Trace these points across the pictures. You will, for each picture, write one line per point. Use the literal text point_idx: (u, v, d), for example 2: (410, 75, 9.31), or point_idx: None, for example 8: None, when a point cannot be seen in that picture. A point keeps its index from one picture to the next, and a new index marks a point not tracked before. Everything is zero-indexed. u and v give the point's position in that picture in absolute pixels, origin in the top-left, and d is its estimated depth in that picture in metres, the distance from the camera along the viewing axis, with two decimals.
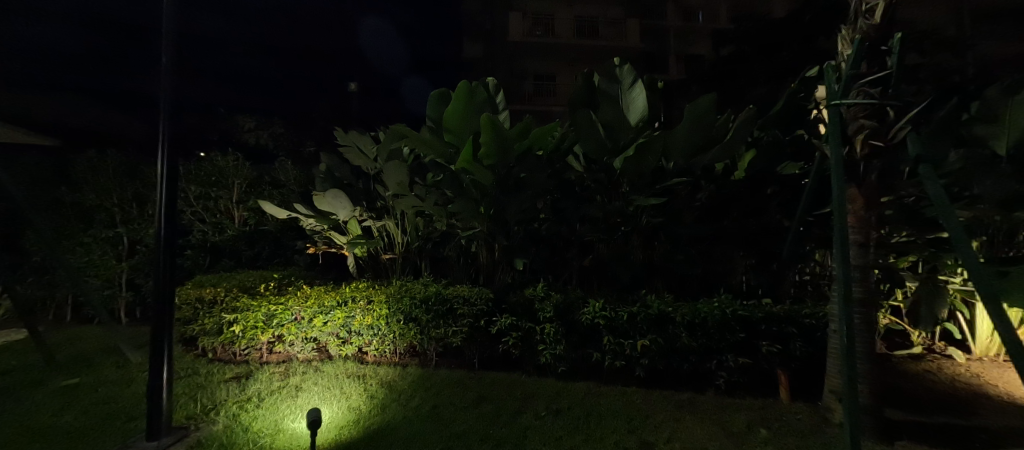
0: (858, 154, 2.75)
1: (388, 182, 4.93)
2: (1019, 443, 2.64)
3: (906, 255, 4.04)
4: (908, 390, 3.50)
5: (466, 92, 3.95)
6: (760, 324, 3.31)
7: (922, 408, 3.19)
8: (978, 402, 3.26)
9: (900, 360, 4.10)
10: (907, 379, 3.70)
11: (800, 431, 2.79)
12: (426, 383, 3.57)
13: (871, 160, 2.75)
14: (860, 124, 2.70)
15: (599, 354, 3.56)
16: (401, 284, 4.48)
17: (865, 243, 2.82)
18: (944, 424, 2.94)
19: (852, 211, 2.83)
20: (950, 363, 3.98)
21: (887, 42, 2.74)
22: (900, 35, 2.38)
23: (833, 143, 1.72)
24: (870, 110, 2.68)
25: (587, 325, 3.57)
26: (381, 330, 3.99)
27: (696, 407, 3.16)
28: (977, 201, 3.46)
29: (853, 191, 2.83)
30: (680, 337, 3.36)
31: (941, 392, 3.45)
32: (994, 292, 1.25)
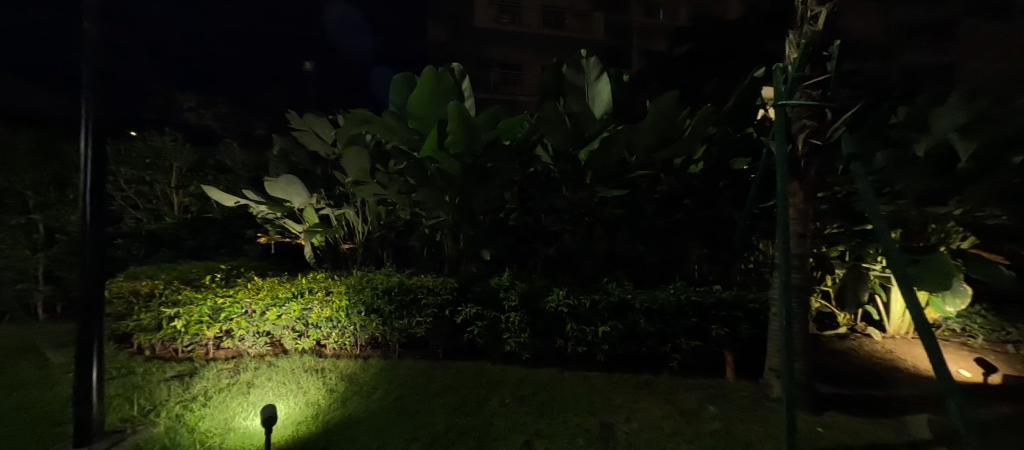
0: (799, 152, 3.00)
1: (348, 169, 4.75)
2: (922, 408, 3.04)
3: (835, 245, 4.41)
4: (836, 366, 3.90)
5: (431, 78, 3.86)
6: (712, 309, 3.54)
7: (847, 382, 3.57)
8: (891, 375, 3.70)
9: (829, 340, 4.54)
10: (835, 356, 4.12)
11: (744, 406, 3.04)
12: (389, 374, 3.51)
13: (810, 157, 3.00)
14: (802, 123, 2.92)
15: (563, 341, 3.65)
16: (363, 275, 4.36)
17: (804, 234, 3.09)
18: (863, 395, 3.31)
19: (793, 205, 3.10)
20: (870, 341, 4.45)
21: (828, 48, 2.97)
22: (839, 42, 2.60)
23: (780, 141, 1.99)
24: (812, 111, 2.89)
25: (552, 313, 3.65)
26: (341, 322, 3.86)
27: (653, 388, 3.34)
28: (900, 197, 3.83)
29: (795, 186, 3.07)
30: (639, 323, 3.54)
31: (862, 367, 3.88)
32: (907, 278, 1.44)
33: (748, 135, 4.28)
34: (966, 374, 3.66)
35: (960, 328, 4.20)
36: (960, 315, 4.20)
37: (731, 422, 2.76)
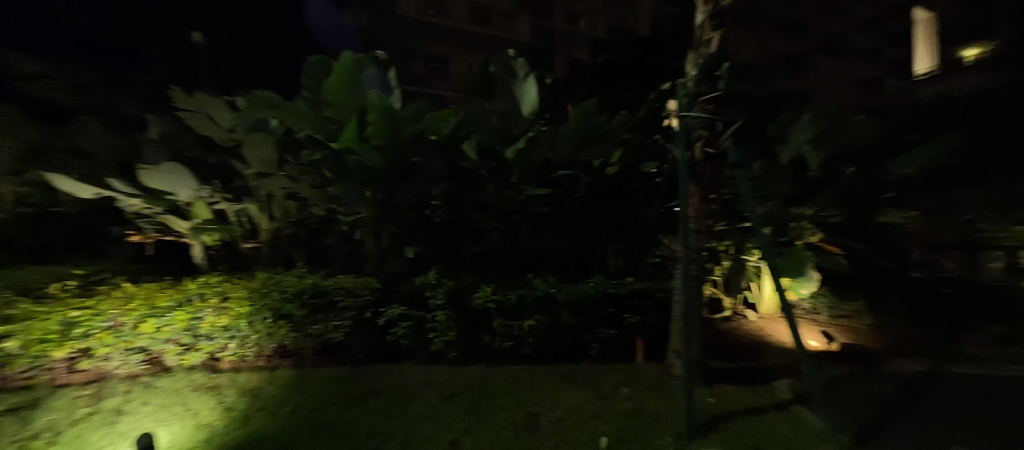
0: (697, 158, 3.40)
1: (250, 159, 4.32)
2: (783, 375, 3.70)
3: (723, 240, 5.00)
4: (722, 343, 4.53)
5: (350, 64, 3.64)
6: (626, 299, 3.86)
7: (730, 357, 4.17)
8: (762, 348, 4.41)
9: (717, 322, 5.21)
10: (721, 335, 4.77)
11: (652, 385, 3.38)
12: (300, 386, 3.19)
13: (706, 164, 3.45)
14: (699, 133, 3.33)
15: (490, 337, 3.68)
16: (268, 278, 3.90)
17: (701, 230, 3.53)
18: (743, 367, 3.91)
19: (692, 204, 3.51)
20: (747, 322, 5.22)
21: (719, 69, 3.41)
22: (728, 65, 3.01)
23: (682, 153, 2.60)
24: (707, 123, 3.31)
25: (480, 310, 3.65)
26: (241, 332, 3.41)
27: (574, 376, 3.54)
28: (770, 198, 4.54)
29: (693, 188, 3.48)
30: (562, 316, 3.71)
31: (741, 343, 4.56)
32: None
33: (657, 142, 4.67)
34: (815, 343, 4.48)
35: (810, 307, 5.09)
36: (811, 296, 5.13)
37: (641, 401, 3.05)
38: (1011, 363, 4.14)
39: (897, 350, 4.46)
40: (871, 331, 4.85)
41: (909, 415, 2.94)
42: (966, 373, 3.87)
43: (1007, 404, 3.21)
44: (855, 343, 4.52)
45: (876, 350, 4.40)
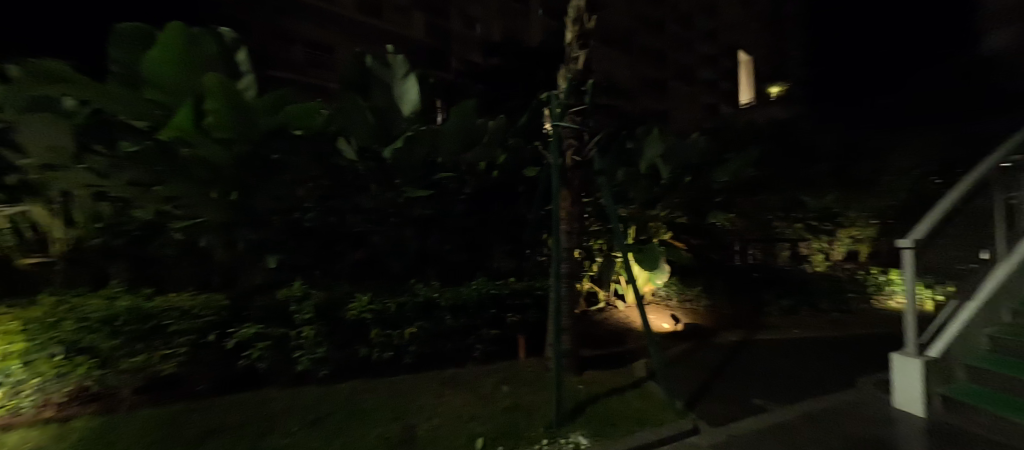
0: (567, 165, 3.68)
1: (31, 147, 3.51)
2: (637, 357, 4.30)
3: (597, 237, 5.40)
4: (593, 331, 5.06)
5: (181, 38, 3.03)
6: (507, 299, 4.03)
7: (598, 346, 4.69)
8: (626, 335, 5.03)
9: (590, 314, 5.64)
10: (593, 324, 5.28)
11: (529, 380, 3.59)
12: (109, 434, 2.48)
13: (576, 170, 3.73)
14: (569, 142, 3.60)
15: (366, 349, 3.43)
16: (60, 304, 3.03)
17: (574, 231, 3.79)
18: (608, 354, 4.42)
19: (564, 207, 3.76)
20: (615, 311, 5.79)
21: (584, 84, 3.70)
22: (591, 82, 3.29)
23: (553, 158, 3.04)
24: (575, 133, 3.58)
25: (355, 321, 3.39)
26: (10, 377, 2.56)
27: (456, 380, 3.52)
28: (631, 201, 5.11)
29: (564, 191, 3.73)
30: (445, 320, 3.67)
31: (609, 331, 5.13)
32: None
33: (535, 148, 4.86)
34: (667, 326, 5.22)
35: (665, 294, 5.87)
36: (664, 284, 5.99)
37: (519, 398, 3.20)
38: (792, 329, 5.33)
39: (722, 325, 5.42)
40: (706, 310, 5.80)
41: (727, 381, 3.63)
42: (766, 339, 4.93)
43: (790, 362, 4.13)
44: (695, 322, 5.40)
45: (708, 326, 5.31)
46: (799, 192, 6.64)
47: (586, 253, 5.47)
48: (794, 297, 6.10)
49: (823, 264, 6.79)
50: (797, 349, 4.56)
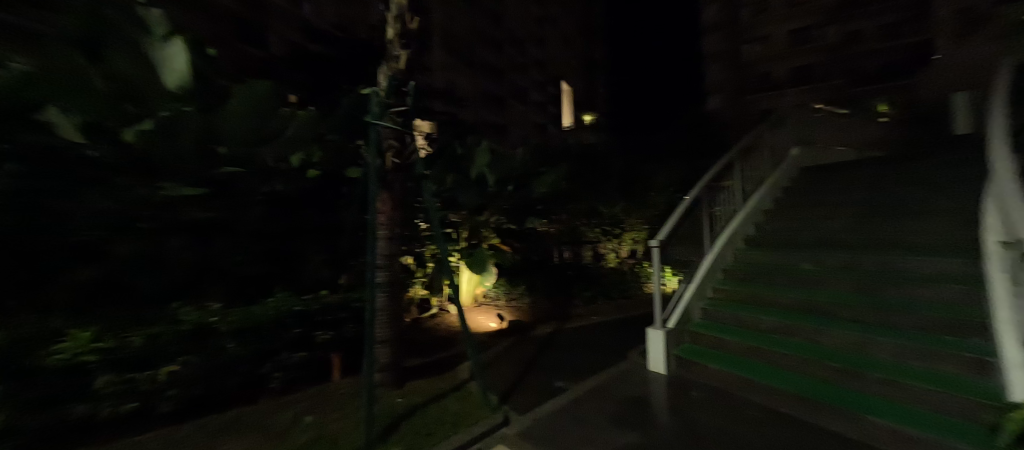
0: (387, 168, 3.49)
1: None
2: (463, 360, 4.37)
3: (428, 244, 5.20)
4: (417, 341, 5.06)
5: None
6: (316, 317, 3.70)
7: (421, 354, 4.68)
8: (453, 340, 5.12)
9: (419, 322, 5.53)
10: (420, 334, 5.23)
11: (337, 403, 3.29)
12: None
13: (396, 174, 3.54)
14: (388, 144, 3.41)
15: (90, 406, 2.63)
16: None
17: (391, 234, 3.49)
18: (434, 361, 4.37)
19: (383, 212, 3.48)
20: (447, 316, 5.78)
21: (407, 85, 3.54)
22: (413, 85, 3.17)
23: (372, 159, 2.91)
24: (395, 134, 3.41)
25: (68, 370, 2.54)
26: None
27: (241, 422, 3.00)
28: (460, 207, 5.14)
29: (385, 195, 3.47)
30: (226, 349, 3.15)
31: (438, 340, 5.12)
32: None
33: (357, 146, 4.16)
34: (493, 324, 5.87)
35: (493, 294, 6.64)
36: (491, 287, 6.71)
37: (323, 428, 2.88)
38: (591, 316, 6.57)
39: (541, 319, 6.32)
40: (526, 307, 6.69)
41: (537, 375, 4.01)
42: (570, 329, 5.79)
43: (587, 349, 4.91)
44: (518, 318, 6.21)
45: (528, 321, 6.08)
46: (597, 202, 7.84)
47: (416, 261, 5.20)
48: (594, 288, 7.22)
49: (614, 261, 8.10)
50: (592, 335, 5.47)
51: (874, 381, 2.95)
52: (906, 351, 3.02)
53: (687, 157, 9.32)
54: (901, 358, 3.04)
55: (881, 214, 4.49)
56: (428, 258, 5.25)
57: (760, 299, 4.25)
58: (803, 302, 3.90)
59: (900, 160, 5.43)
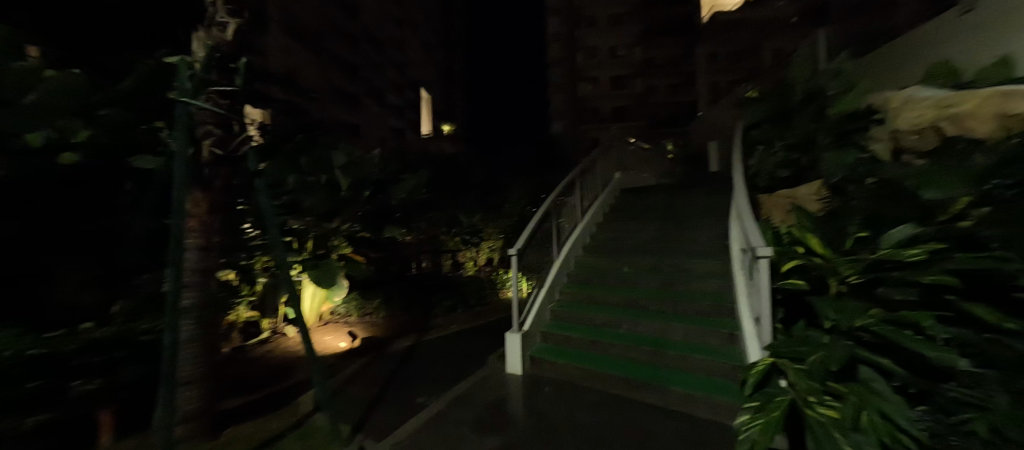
0: (202, 159, 2.60)
1: None
2: (304, 390, 3.83)
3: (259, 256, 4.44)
4: (242, 374, 4.16)
5: None
6: (72, 358, 2.41)
7: (247, 391, 3.86)
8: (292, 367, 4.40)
9: (247, 350, 4.62)
10: (247, 364, 4.34)
11: None
12: None
13: (217, 168, 2.65)
14: (207, 129, 2.60)
15: None
16: None
17: (208, 246, 2.62)
18: (264, 398, 3.69)
19: (194, 216, 2.54)
20: (284, 338, 5.04)
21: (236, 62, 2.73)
22: (243, 59, 2.51)
23: (180, 147, 2.27)
24: (218, 118, 2.64)
25: None
26: None
27: None
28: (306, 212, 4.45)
29: (198, 195, 2.54)
30: None
31: (270, 369, 4.34)
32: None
33: (153, 130, 3.05)
34: (343, 344, 5.30)
35: (344, 310, 6.02)
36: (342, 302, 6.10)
37: None
38: (450, 324, 6.55)
39: (398, 332, 5.99)
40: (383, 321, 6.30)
41: (394, 394, 3.81)
42: (430, 340, 5.68)
43: (447, 359, 4.86)
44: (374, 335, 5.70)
45: (384, 337, 5.70)
46: (457, 212, 7.95)
47: (242, 276, 4.40)
48: (453, 298, 7.23)
49: (473, 269, 8.37)
50: (451, 344, 5.49)
51: (676, 359, 3.67)
52: (696, 332, 3.85)
53: (535, 174, 10.26)
54: (688, 337, 3.90)
55: (674, 226, 5.70)
56: (258, 271, 4.52)
57: (594, 298, 4.90)
58: (625, 299, 4.65)
59: (682, 187, 7.05)
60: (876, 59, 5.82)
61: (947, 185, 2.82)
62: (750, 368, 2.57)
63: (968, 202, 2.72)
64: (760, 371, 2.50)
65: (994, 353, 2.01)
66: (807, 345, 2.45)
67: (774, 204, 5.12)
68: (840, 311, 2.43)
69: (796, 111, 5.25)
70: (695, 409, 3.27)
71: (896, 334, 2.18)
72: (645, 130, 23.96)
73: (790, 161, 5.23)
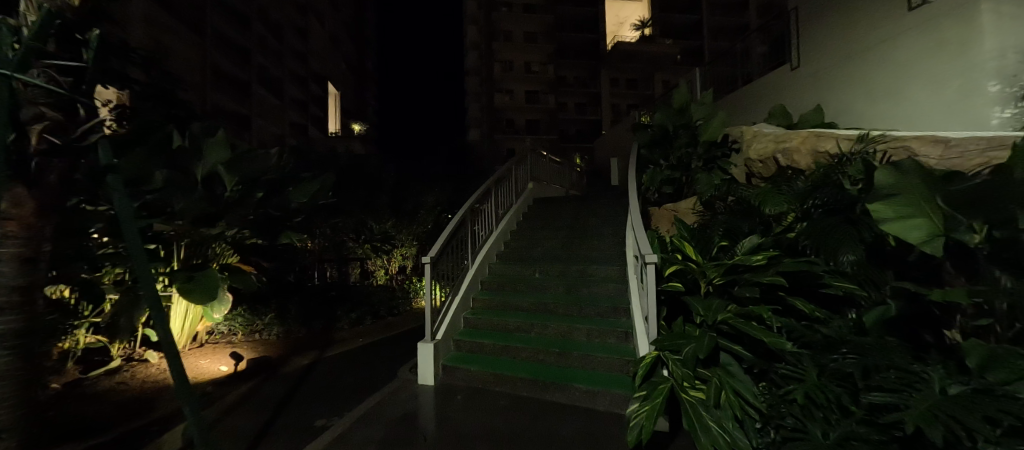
0: (28, 149, 1.68)
1: None
2: (175, 422, 3.28)
3: (112, 268, 3.65)
4: (83, 411, 3.34)
5: None
6: None
7: (90, 431, 3.08)
8: (153, 396, 3.74)
9: (91, 382, 3.80)
10: (91, 400, 3.53)
11: None
12: None
13: (56, 159, 1.78)
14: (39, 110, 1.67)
15: None
16: None
17: (34, 258, 1.67)
18: (118, 436, 3.03)
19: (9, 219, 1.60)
20: (144, 366, 4.25)
21: (85, 34, 2.06)
22: (97, 32, 1.76)
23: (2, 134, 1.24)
24: (56, 96, 1.76)
25: None
26: None
27: None
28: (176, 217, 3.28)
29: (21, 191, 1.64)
30: None
31: (124, 402, 3.57)
32: (163, 318, 1.47)
33: None
34: (225, 368, 4.57)
35: (226, 329, 5.40)
36: (226, 320, 5.44)
37: None
38: (356, 338, 6.16)
39: (293, 350, 5.43)
40: (276, 339, 5.70)
41: (287, 417, 3.51)
42: (334, 355, 5.36)
43: (350, 377, 4.54)
44: (262, 355, 5.10)
45: (276, 356, 5.13)
46: (366, 217, 7.56)
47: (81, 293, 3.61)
48: (359, 309, 6.80)
49: (383, 278, 8.01)
50: (356, 359, 5.21)
51: (580, 357, 3.98)
52: (597, 332, 4.22)
53: (450, 181, 10.19)
54: (591, 337, 4.25)
55: (581, 234, 6.15)
56: (105, 285, 3.70)
57: (507, 304, 5.08)
58: (535, 304, 4.89)
59: (584, 198, 7.61)
60: (737, 99, 6.99)
61: (779, 202, 3.56)
62: (639, 362, 2.90)
63: (794, 218, 3.48)
64: (647, 364, 2.85)
65: (810, 337, 2.65)
66: (684, 338, 2.82)
67: (660, 215, 5.83)
68: (706, 308, 2.84)
69: (676, 135, 6.04)
70: (596, 403, 3.59)
71: (745, 325, 2.66)
72: (555, 143, 25.30)
73: (671, 178, 6.07)
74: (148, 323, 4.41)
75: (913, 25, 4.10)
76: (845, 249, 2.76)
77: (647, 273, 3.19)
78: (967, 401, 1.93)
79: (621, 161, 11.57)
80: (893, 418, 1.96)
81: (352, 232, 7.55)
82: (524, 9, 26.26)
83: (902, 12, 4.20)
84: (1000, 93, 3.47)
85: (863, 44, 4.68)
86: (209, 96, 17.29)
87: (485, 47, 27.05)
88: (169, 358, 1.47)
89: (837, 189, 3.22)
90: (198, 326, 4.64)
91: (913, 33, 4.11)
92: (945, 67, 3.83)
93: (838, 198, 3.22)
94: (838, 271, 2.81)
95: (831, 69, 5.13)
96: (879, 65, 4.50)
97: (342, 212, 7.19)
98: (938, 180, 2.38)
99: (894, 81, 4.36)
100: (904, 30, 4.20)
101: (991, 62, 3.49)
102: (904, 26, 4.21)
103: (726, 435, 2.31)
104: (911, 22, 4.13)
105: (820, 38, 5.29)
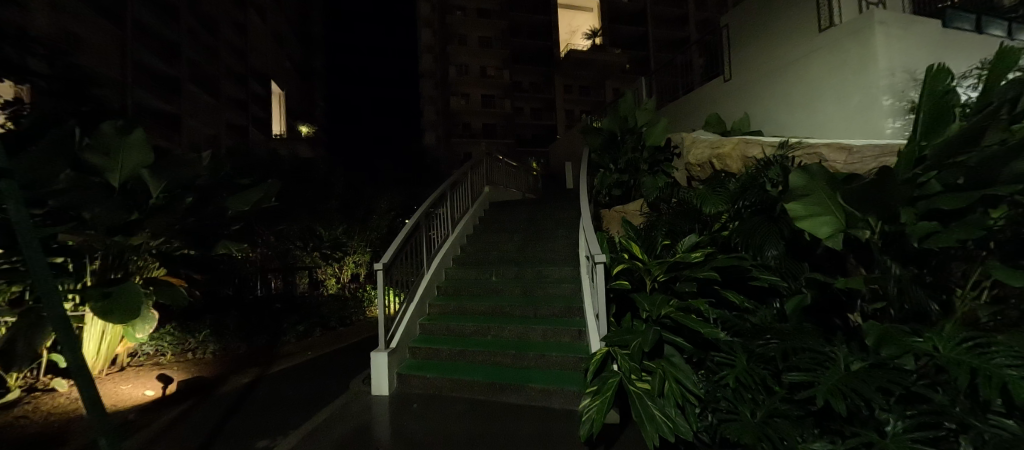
0: None
1: None
2: None
3: (6, 287, 3.23)
4: None
5: None
6: None
7: None
8: (61, 431, 3.34)
9: None
10: None
11: None
12: None
13: None
14: None
15: None
16: None
17: None
18: None
19: None
20: (49, 396, 3.78)
21: None
22: None
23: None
24: None
25: None
26: None
27: None
28: (89, 228, 2.96)
29: None
30: None
31: (25, 440, 3.16)
32: (74, 337, 1.36)
33: None
34: (151, 392, 4.11)
35: (153, 349, 4.86)
36: (153, 339, 4.93)
37: None
38: (304, 352, 5.85)
39: (233, 369, 5.07)
40: (213, 357, 5.28)
41: (225, 441, 3.27)
42: (278, 371, 5.06)
43: (297, 393, 4.33)
44: (196, 375, 4.68)
45: (213, 376, 4.77)
46: (315, 224, 7.22)
47: None
48: (307, 321, 6.48)
49: (334, 287, 7.70)
50: (303, 374, 4.94)
51: (535, 358, 4.06)
52: (551, 332, 4.33)
53: (404, 185, 9.96)
54: (546, 337, 4.35)
55: (536, 236, 6.27)
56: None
57: (462, 308, 5.06)
58: (491, 307, 4.92)
59: (539, 201, 7.74)
60: (678, 107, 7.43)
61: (714, 202, 3.86)
62: (590, 358, 3.03)
63: (728, 218, 3.76)
64: (597, 360, 2.97)
65: (740, 325, 2.90)
66: (631, 332, 2.95)
67: (610, 217, 6.07)
68: (651, 304, 3.00)
69: (623, 140, 6.31)
70: (551, 401, 3.68)
71: (686, 319, 2.84)
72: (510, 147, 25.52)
73: (619, 181, 6.35)
74: (54, 348, 3.94)
75: (822, 45, 4.60)
76: (769, 245, 3.09)
77: (596, 272, 3.33)
78: (865, 375, 2.19)
79: (574, 165, 11.97)
80: (807, 394, 2.19)
81: (298, 240, 7.19)
82: (477, 14, 26.46)
83: (814, 33, 4.70)
84: (892, 107, 4.01)
85: (783, 60, 5.17)
86: (130, 93, 15.72)
87: (439, 50, 26.74)
88: (84, 388, 1.37)
89: (762, 191, 3.53)
90: (117, 347, 4.18)
91: (822, 53, 4.62)
92: (848, 84, 4.34)
93: (763, 199, 3.54)
94: (763, 265, 3.11)
95: (757, 81, 5.61)
96: (797, 79, 5.00)
97: (288, 218, 6.81)
98: (840, 181, 2.69)
99: (808, 94, 4.86)
100: (815, 49, 4.71)
101: (884, 80, 4.01)
102: (814, 46, 4.72)
103: (669, 422, 2.48)
104: (820, 42, 4.63)
105: (746, 54, 5.78)
